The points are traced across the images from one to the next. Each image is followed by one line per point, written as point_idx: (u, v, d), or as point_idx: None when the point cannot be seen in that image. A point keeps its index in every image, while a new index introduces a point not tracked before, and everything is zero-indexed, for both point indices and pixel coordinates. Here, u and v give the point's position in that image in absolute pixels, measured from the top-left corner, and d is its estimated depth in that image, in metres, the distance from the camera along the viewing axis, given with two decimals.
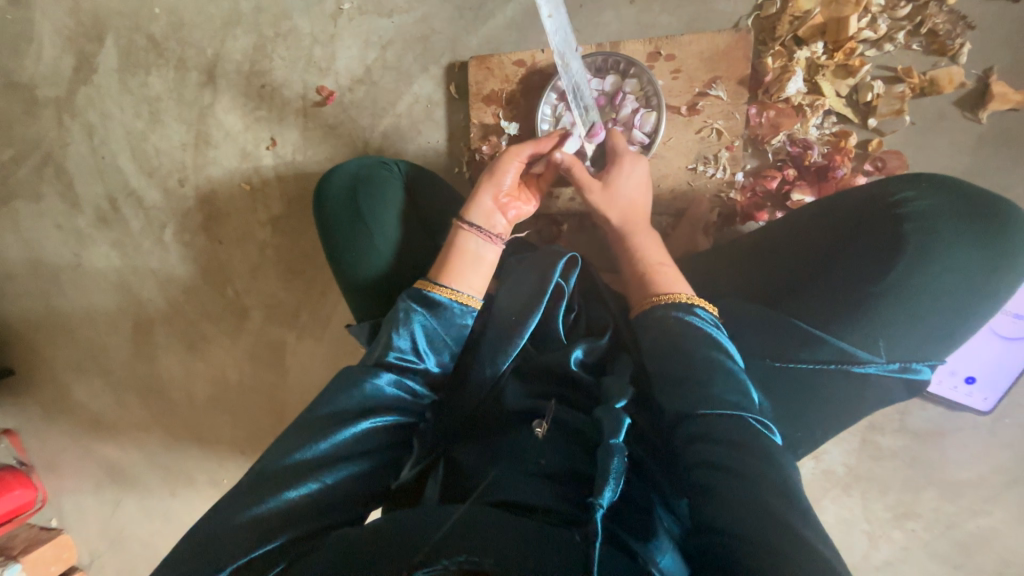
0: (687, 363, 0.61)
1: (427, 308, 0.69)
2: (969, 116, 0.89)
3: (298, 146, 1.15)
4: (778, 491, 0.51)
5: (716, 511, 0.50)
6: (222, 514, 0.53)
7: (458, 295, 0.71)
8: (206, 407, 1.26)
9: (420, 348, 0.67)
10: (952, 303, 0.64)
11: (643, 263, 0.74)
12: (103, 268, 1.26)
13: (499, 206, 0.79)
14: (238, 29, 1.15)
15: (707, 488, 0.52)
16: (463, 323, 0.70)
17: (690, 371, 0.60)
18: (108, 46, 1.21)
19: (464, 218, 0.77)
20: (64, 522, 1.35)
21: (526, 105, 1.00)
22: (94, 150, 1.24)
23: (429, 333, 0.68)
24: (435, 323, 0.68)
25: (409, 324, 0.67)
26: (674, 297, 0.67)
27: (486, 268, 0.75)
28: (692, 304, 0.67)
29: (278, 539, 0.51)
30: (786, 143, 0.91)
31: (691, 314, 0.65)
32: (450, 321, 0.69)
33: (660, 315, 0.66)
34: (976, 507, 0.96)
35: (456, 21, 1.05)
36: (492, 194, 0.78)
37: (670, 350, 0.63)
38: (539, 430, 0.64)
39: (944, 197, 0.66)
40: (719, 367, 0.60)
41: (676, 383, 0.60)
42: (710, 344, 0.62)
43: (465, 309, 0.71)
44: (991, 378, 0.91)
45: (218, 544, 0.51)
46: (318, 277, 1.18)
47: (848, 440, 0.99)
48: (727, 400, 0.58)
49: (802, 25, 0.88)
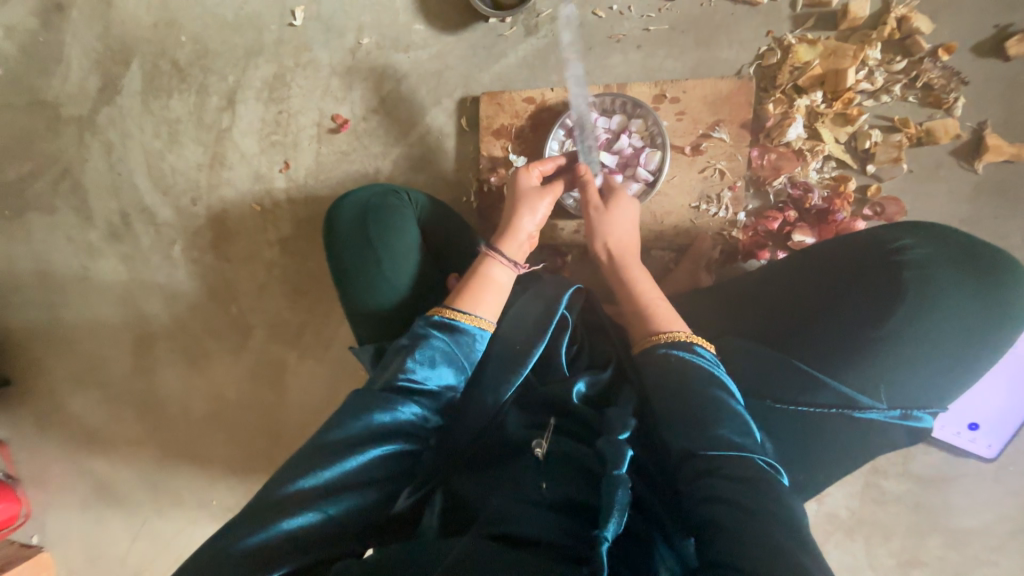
0: (695, 398, 0.61)
1: (443, 332, 0.69)
2: (965, 166, 0.92)
3: (310, 170, 1.18)
4: (787, 529, 0.51)
5: (724, 544, 0.50)
6: (218, 542, 0.53)
7: (477, 320, 0.72)
8: (202, 425, 1.25)
9: (434, 372, 0.67)
10: (949, 354, 0.65)
11: (638, 296, 0.76)
12: (111, 282, 1.28)
13: (530, 238, 0.83)
14: (260, 59, 1.19)
15: (713, 522, 0.52)
16: (478, 347, 0.72)
17: (696, 407, 0.60)
18: (134, 69, 1.25)
19: (494, 249, 0.79)
20: (47, 538, 1.32)
21: (535, 140, 1.03)
22: (111, 167, 1.27)
23: (448, 357, 0.68)
24: (453, 347, 0.69)
25: (425, 349, 0.67)
26: (674, 336, 0.68)
27: (506, 294, 0.78)
28: (692, 343, 0.67)
29: (279, 569, 0.51)
30: (787, 186, 0.93)
31: (693, 353, 0.66)
32: (467, 346, 0.71)
33: (662, 353, 0.67)
34: (982, 557, 0.94)
35: (470, 59, 1.10)
36: (527, 227, 0.81)
37: (678, 389, 0.62)
38: (539, 450, 0.65)
39: (942, 247, 0.68)
40: (725, 408, 0.60)
41: (677, 416, 0.61)
42: (714, 380, 0.63)
43: (482, 331, 0.72)
44: (995, 425, 0.90)
45: (217, 573, 0.50)
46: (322, 297, 1.19)
47: (851, 483, 0.97)
48: (741, 442, 0.58)
49: (802, 75, 0.92)
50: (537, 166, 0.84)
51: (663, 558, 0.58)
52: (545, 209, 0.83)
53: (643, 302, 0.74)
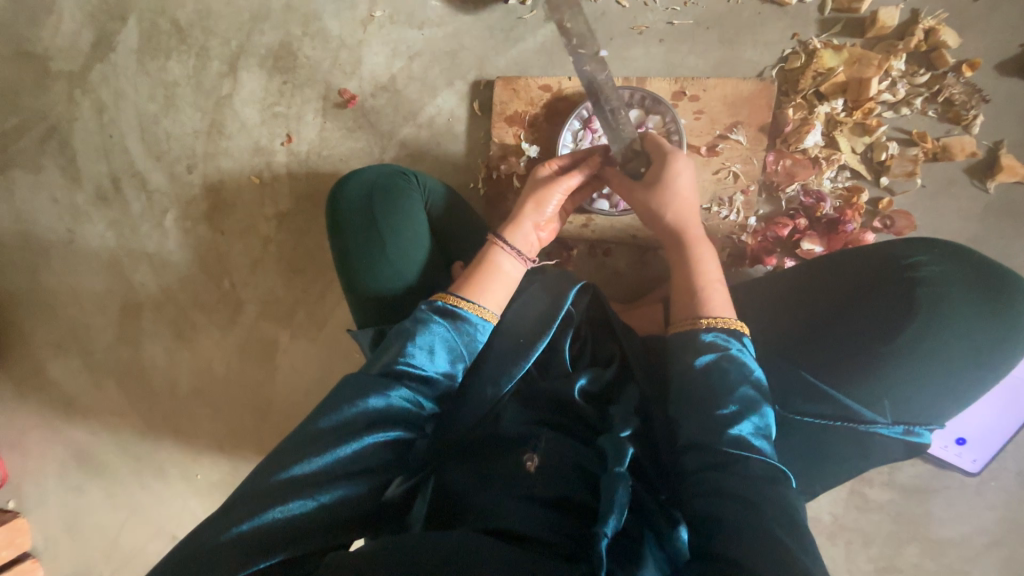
0: (714, 391, 0.60)
1: (447, 319, 0.68)
2: (977, 184, 0.92)
3: (313, 145, 1.14)
4: (786, 523, 0.52)
5: (724, 538, 0.51)
6: (206, 528, 0.52)
7: (481, 309, 0.71)
8: (188, 399, 1.23)
9: (434, 359, 0.66)
10: (959, 371, 0.65)
11: (696, 275, 0.70)
12: (97, 247, 1.24)
13: (537, 233, 0.80)
14: (265, 24, 1.15)
15: (714, 516, 0.53)
16: (479, 338, 0.70)
17: (711, 404, 0.59)
18: (130, 26, 1.20)
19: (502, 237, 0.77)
20: (22, 505, 1.29)
21: (549, 129, 1.01)
22: (102, 127, 1.22)
23: (447, 347, 0.67)
24: (455, 336, 0.68)
25: (426, 335, 0.66)
26: (726, 322, 0.65)
27: (512, 286, 0.75)
28: (740, 331, 0.65)
29: (272, 558, 0.51)
30: (799, 194, 0.93)
31: (741, 343, 0.64)
32: (467, 334, 0.69)
33: (708, 340, 0.64)
34: (957, 566, 0.97)
35: (486, 41, 1.06)
36: (533, 219, 0.80)
37: (709, 384, 0.60)
38: (529, 464, 0.63)
39: (953, 264, 0.68)
40: (747, 405, 0.59)
41: (704, 409, 0.59)
42: (743, 377, 0.61)
43: (484, 322, 0.70)
44: (981, 441, 0.92)
45: (212, 559, 0.49)
46: (320, 277, 1.16)
47: (836, 490, 0.99)
48: (755, 444, 0.57)
49: (825, 81, 0.91)
50: (554, 160, 0.83)
51: (652, 556, 0.57)
52: (553, 204, 0.80)
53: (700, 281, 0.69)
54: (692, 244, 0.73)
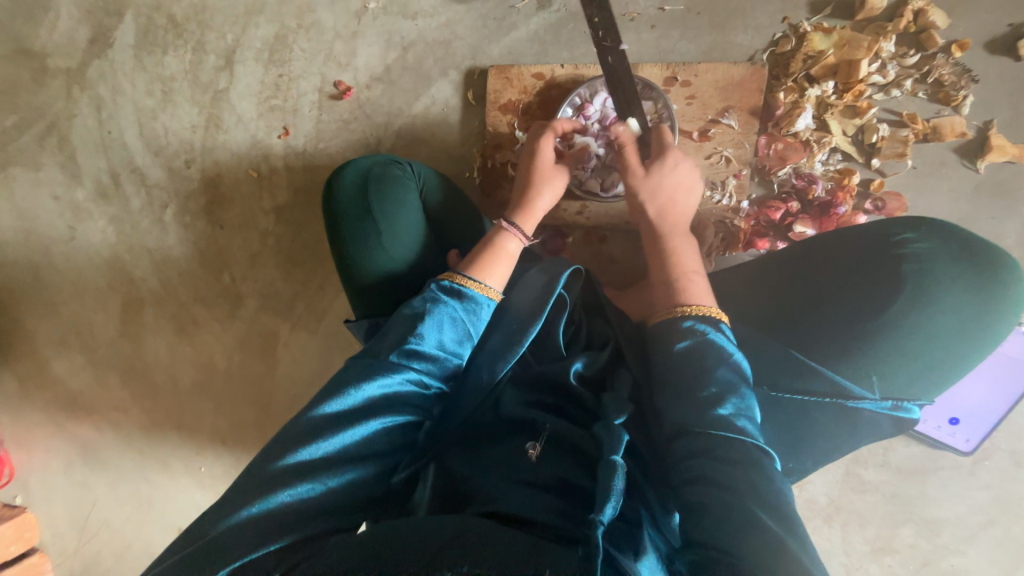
0: (699, 376, 0.61)
1: (455, 298, 0.69)
2: (968, 164, 0.92)
3: (310, 137, 1.15)
4: (773, 508, 0.52)
5: (712, 526, 0.51)
6: (207, 519, 0.53)
7: (484, 288, 0.72)
8: (189, 393, 1.24)
9: (441, 339, 0.66)
10: (945, 343, 0.67)
11: (673, 266, 0.73)
12: (98, 243, 1.25)
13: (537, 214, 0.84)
14: (261, 18, 1.15)
15: (701, 505, 0.53)
16: (483, 316, 0.71)
17: (695, 387, 0.61)
18: (126, 22, 1.20)
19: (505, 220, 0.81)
20: (28, 501, 1.30)
21: (542, 117, 1.02)
22: (101, 124, 1.23)
23: (454, 326, 0.68)
24: (460, 314, 0.69)
25: (434, 316, 0.66)
26: (704, 311, 0.66)
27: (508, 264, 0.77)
28: (719, 320, 0.66)
29: (283, 541, 0.51)
30: (791, 176, 0.93)
31: (716, 329, 0.65)
32: (472, 312, 0.70)
33: (685, 327, 0.65)
34: (952, 545, 0.97)
35: (479, 30, 1.07)
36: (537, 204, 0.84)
37: (689, 368, 0.62)
38: (532, 452, 0.64)
39: (943, 242, 0.68)
40: (728, 387, 0.60)
41: (689, 393, 0.60)
42: (720, 360, 0.62)
43: (488, 301, 0.72)
44: (974, 420, 0.94)
45: (221, 546, 0.50)
46: (319, 269, 1.17)
47: (832, 471, 1.00)
48: (738, 424, 0.58)
49: (815, 64, 0.92)
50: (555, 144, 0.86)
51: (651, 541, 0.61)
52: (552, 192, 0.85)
53: (674, 272, 0.72)
54: (669, 239, 0.76)
